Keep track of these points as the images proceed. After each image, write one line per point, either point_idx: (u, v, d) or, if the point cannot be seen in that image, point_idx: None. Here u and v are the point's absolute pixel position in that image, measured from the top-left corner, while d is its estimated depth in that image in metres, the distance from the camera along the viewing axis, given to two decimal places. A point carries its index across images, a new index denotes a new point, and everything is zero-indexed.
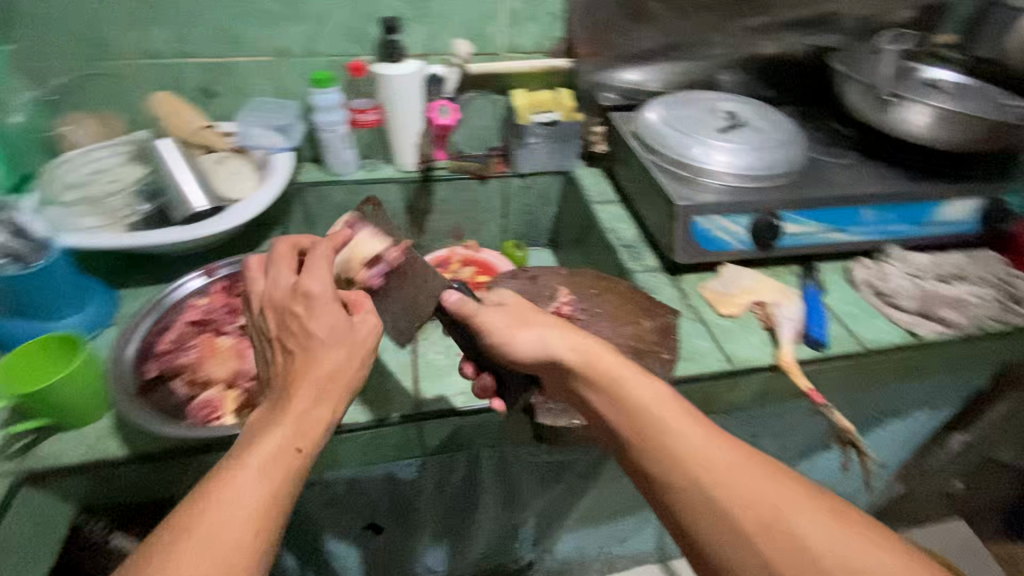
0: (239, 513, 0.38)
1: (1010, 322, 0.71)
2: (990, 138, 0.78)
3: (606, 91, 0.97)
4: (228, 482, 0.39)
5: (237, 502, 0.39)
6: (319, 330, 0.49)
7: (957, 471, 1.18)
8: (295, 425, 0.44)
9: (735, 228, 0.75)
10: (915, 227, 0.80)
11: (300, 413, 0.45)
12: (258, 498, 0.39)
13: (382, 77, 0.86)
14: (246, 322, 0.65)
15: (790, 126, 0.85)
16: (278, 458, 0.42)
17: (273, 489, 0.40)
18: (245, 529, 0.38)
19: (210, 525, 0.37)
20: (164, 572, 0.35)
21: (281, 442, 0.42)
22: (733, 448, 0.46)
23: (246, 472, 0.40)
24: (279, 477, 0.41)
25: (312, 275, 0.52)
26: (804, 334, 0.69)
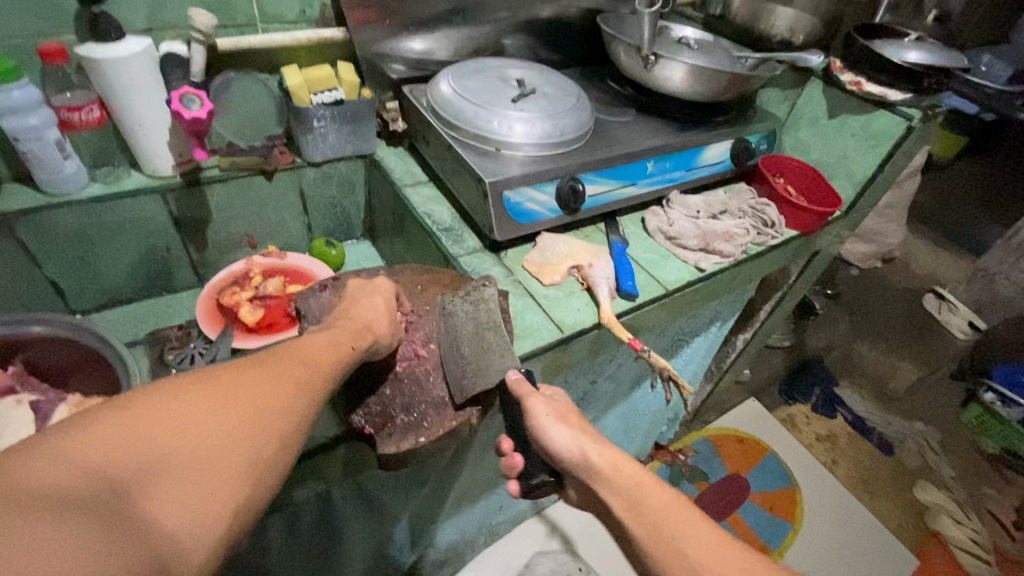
0: (313, 362, 0.43)
1: (765, 245, 0.86)
2: (732, 87, 0.90)
3: (392, 62, 0.90)
4: (300, 344, 0.45)
5: (304, 354, 0.44)
6: (363, 304, 0.55)
7: (745, 362, 1.45)
8: (350, 327, 0.51)
9: (543, 197, 0.76)
10: (689, 172, 0.91)
11: (352, 327, 0.51)
12: (329, 357, 0.45)
13: (88, 62, 0.66)
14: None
15: (575, 89, 0.88)
16: (342, 343, 0.48)
17: (333, 359, 0.45)
18: (313, 375, 0.42)
19: (288, 359, 0.42)
20: (254, 380, 0.38)
21: (340, 337, 0.49)
22: (635, 470, 0.52)
23: (321, 342, 0.47)
24: (341, 358, 0.47)
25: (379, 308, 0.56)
26: (617, 288, 0.74)
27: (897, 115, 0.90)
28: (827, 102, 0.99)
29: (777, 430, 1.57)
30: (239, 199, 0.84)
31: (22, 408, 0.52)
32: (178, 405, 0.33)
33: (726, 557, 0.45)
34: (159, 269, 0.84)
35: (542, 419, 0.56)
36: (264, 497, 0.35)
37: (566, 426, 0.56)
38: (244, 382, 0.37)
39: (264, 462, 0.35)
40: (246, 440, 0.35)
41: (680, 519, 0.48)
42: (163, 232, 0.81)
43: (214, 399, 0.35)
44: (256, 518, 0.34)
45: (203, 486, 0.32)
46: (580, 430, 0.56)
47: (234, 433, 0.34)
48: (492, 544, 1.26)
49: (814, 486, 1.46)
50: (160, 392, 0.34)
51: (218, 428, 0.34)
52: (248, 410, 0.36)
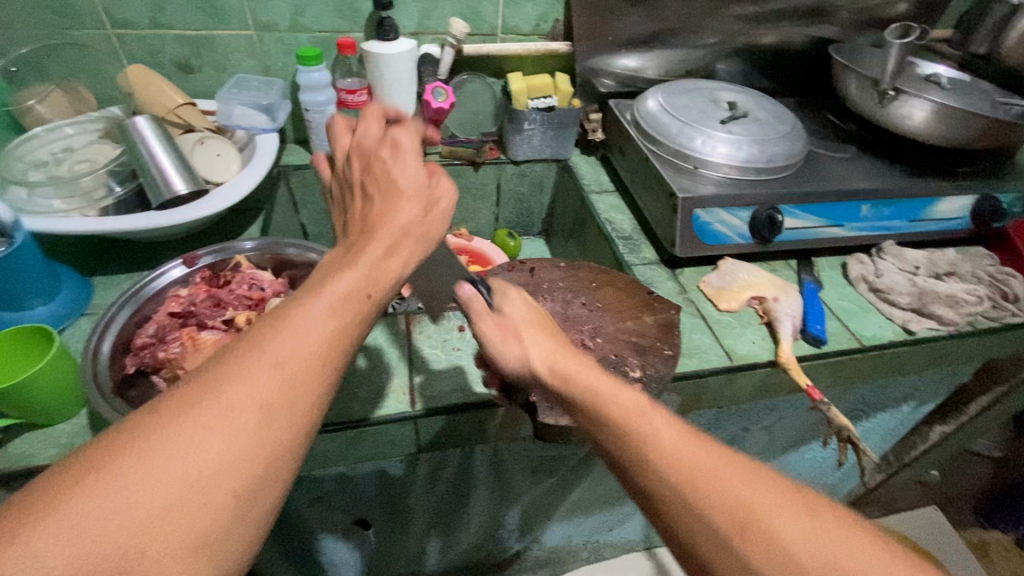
0: (295, 357, 0.33)
1: (1002, 322, 0.72)
2: (987, 135, 0.78)
3: (603, 78, 0.96)
4: (282, 324, 0.34)
5: (286, 343, 0.34)
6: (392, 206, 0.43)
7: (936, 460, 1.22)
8: (366, 272, 0.38)
9: (734, 221, 0.74)
10: (910, 223, 0.81)
11: (376, 260, 0.40)
12: (319, 339, 0.34)
13: (373, 55, 0.82)
14: (234, 315, 0.58)
15: (791, 118, 0.83)
16: (346, 301, 0.37)
17: (329, 341, 0.35)
18: (296, 377, 0.33)
19: (259, 364, 0.32)
20: (229, 386, 0.31)
21: (351, 279, 0.37)
22: (595, 373, 0.44)
23: (309, 308, 0.35)
24: (341, 326, 0.36)
25: (396, 163, 0.45)
26: (802, 329, 0.68)
27: None
28: None
29: (957, 550, 1.30)
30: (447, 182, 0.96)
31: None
32: (110, 485, 0.27)
33: (699, 453, 0.36)
34: None
35: (497, 342, 0.49)
36: (265, 504, 0.31)
37: (528, 342, 0.48)
38: (202, 419, 0.30)
39: (244, 505, 0.30)
40: (199, 507, 0.29)
41: (661, 422, 0.39)
42: None
43: (183, 430, 0.30)
44: (260, 523, 0.31)
45: (184, 529, 0.28)
46: (544, 332, 0.49)
47: (181, 507, 0.28)
48: (593, 564, 1.24)
49: None
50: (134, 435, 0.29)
51: (194, 463, 0.29)
52: (225, 427, 0.30)
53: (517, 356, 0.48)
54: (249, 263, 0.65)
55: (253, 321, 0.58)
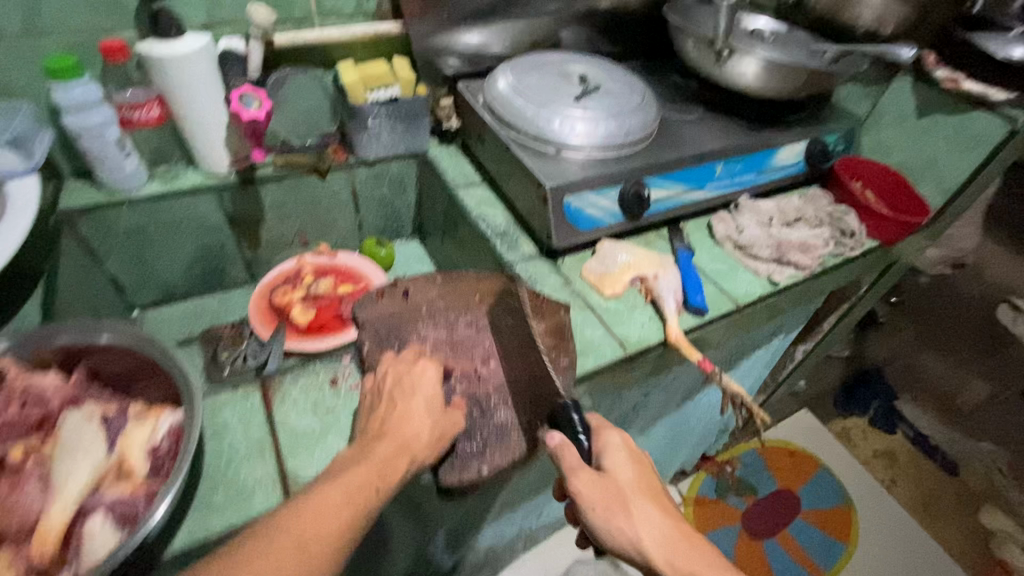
0: (314, 540, 0.43)
1: (843, 257, 0.78)
2: (808, 83, 0.84)
3: (448, 57, 0.87)
4: (308, 512, 0.45)
5: (307, 528, 0.44)
6: (409, 418, 0.52)
7: (803, 372, 1.38)
8: (376, 468, 0.48)
9: (604, 202, 0.72)
10: (758, 175, 0.85)
11: (384, 459, 0.49)
12: (336, 524, 0.45)
13: (152, 58, 0.65)
14: (8, 451, 0.49)
15: (640, 85, 0.82)
16: (357, 493, 0.47)
17: (345, 524, 0.45)
18: (316, 555, 0.43)
19: (288, 547, 0.42)
20: (261, 559, 0.42)
21: (362, 478, 0.47)
22: (687, 536, 0.49)
23: (331, 498, 0.46)
24: (352, 514, 0.46)
25: (425, 378, 0.55)
26: (684, 302, 0.68)
27: (997, 116, 0.79)
28: (915, 99, 0.88)
29: (828, 443, 1.51)
30: (290, 197, 0.83)
31: (95, 425, 0.53)
32: None
33: None
34: (214, 267, 0.85)
35: (593, 497, 0.49)
36: None
37: (621, 504, 0.49)
38: None
39: None
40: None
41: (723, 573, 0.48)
42: (218, 229, 0.81)
43: None
44: None
45: None
46: (651, 502, 0.50)
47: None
48: (529, 551, 1.24)
49: (866, 500, 1.41)
50: None
51: None
52: None
53: (627, 532, 0.48)
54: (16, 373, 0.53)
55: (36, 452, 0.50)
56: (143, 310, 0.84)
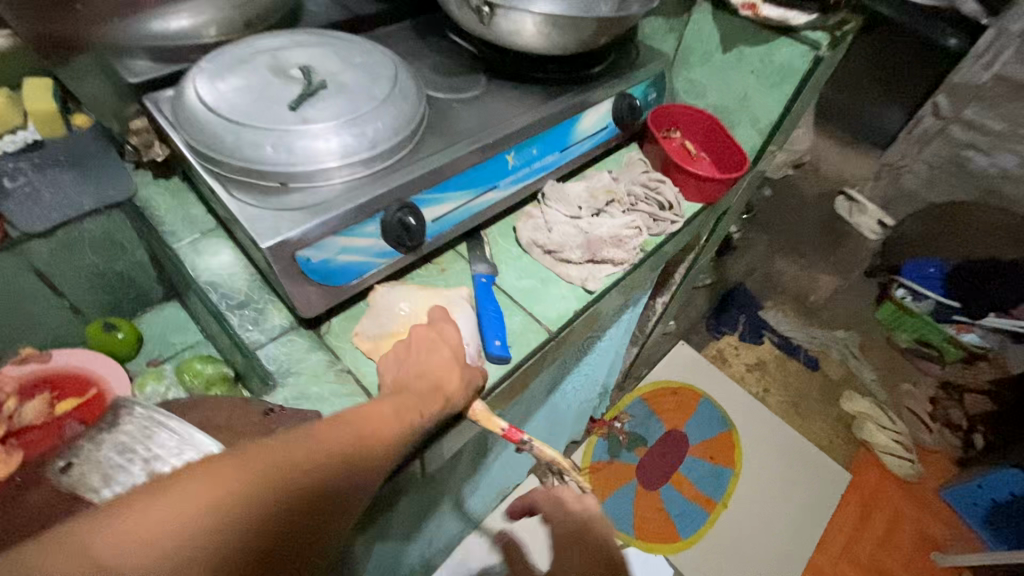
0: (366, 442, 0.40)
1: (664, 236, 0.69)
2: (596, 33, 0.70)
3: (132, 58, 0.61)
4: (363, 416, 0.41)
5: (327, 440, 0.38)
6: (436, 349, 0.50)
7: (671, 313, 1.37)
8: (404, 407, 0.45)
9: (362, 244, 0.56)
10: (563, 153, 0.71)
11: (434, 380, 0.48)
12: (382, 435, 0.41)
13: None
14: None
15: (390, 66, 0.63)
16: (383, 425, 0.42)
17: (377, 441, 0.41)
18: (359, 460, 0.39)
19: (342, 434, 0.39)
20: (314, 446, 0.37)
21: (413, 398, 0.46)
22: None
23: (381, 410, 0.43)
24: (399, 432, 0.43)
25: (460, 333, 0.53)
26: (481, 350, 0.56)
27: (800, 43, 0.71)
28: (718, 31, 0.78)
29: (705, 370, 1.55)
30: None
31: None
32: (210, 497, 0.31)
33: None
34: None
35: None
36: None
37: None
38: (281, 459, 0.35)
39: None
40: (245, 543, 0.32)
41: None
42: None
43: (269, 465, 0.34)
44: None
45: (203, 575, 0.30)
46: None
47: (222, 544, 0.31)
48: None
49: (746, 422, 1.47)
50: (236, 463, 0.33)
51: (259, 501, 0.32)
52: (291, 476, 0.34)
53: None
54: None
55: None
56: None
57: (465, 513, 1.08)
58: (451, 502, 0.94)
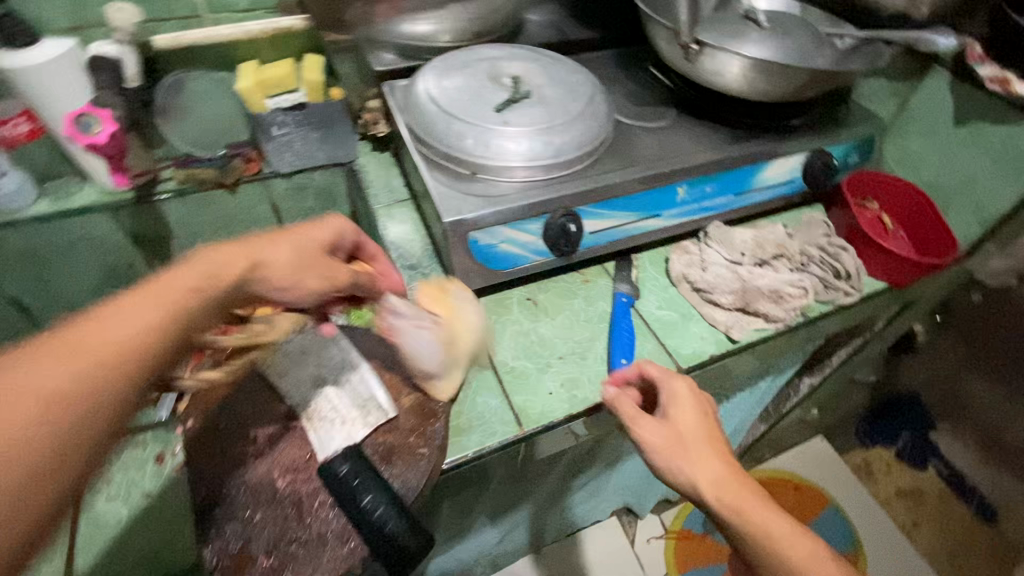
0: (165, 299, 0.36)
1: (831, 305, 0.63)
2: (808, 84, 0.68)
3: (382, 51, 0.74)
4: (159, 281, 0.37)
5: (114, 329, 0.33)
6: (271, 240, 0.46)
7: (814, 400, 1.23)
8: (205, 270, 0.40)
9: (525, 238, 0.60)
10: (736, 197, 0.70)
11: (249, 251, 0.44)
12: (185, 293, 0.38)
13: (10, 71, 0.58)
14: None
15: (588, 87, 0.67)
16: (171, 297, 0.37)
17: (181, 301, 0.37)
18: (161, 320, 0.35)
19: (124, 304, 0.35)
20: (108, 326, 0.33)
21: (220, 263, 0.42)
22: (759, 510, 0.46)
23: (176, 276, 0.38)
24: (202, 284, 0.40)
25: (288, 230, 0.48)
26: (607, 365, 0.57)
27: None
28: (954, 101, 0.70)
29: (842, 476, 1.36)
30: (200, 215, 0.76)
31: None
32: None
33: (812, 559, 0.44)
34: (125, 285, 0.79)
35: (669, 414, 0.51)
36: (96, 448, 0.31)
37: (638, 428, 0.50)
38: (64, 346, 0.31)
39: (84, 446, 0.30)
40: (76, 447, 0.30)
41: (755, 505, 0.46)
42: (120, 250, 0.75)
43: (67, 353, 0.31)
44: (94, 465, 0.31)
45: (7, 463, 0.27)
46: (713, 448, 0.49)
47: (52, 449, 0.29)
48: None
49: (879, 549, 1.27)
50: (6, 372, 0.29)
51: (46, 396, 0.29)
52: (77, 356, 0.31)
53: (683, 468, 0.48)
54: None
55: None
56: None
57: (540, 530, 1.07)
58: (532, 510, 0.94)
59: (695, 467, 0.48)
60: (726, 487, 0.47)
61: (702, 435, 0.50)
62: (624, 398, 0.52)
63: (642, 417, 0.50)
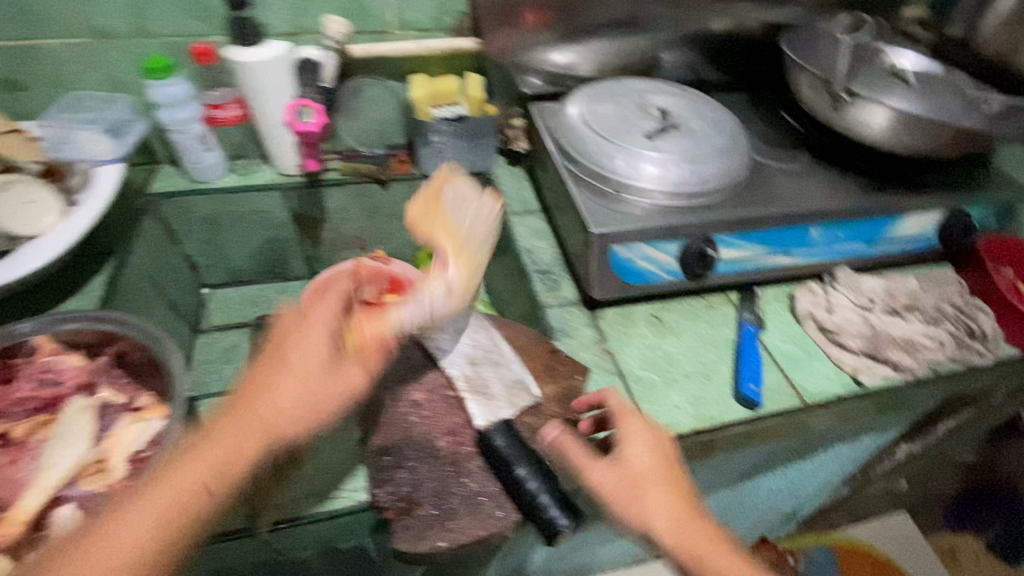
0: (238, 443, 0.39)
1: (965, 364, 0.62)
2: (954, 144, 0.68)
3: (529, 75, 0.81)
4: (239, 415, 0.40)
5: (131, 532, 0.36)
6: (309, 336, 0.44)
7: (904, 471, 1.17)
8: (258, 431, 0.40)
9: (662, 257, 0.64)
10: (866, 245, 0.71)
11: (312, 363, 0.43)
12: (261, 429, 0.40)
13: (239, 65, 0.68)
14: (16, 429, 0.46)
15: (731, 126, 0.71)
16: (182, 497, 0.37)
17: (251, 443, 0.40)
18: (233, 459, 0.39)
19: (202, 451, 0.38)
20: (183, 473, 0.38)
21: (294, 391, 0.42)
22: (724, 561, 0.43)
23: (252, 410, 0.40)
24: (279, 416, 0.41)
25: (322, 317, 0.45)
26: (734, 387, 0.58)
27: None
28: None
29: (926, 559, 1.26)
30: (352, 204, 0.85)
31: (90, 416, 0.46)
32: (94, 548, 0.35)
33: None
34: (275, 257, 0.89)
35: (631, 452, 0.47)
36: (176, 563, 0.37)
37: (595, 470, 0.46)
38: (152, 498, 0.37)
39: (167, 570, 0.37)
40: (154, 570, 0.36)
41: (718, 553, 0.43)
42: (283, 226, 0.85)
43: (153, 503, 0.37)
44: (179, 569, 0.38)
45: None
46: (672, 493, 0.45)
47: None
48: None
49: None
50: (108, 521, 0.36)
51: (137, 540, 0.36)
52: (163, 502, 0.37)
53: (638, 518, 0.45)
54: (49, 346, 0.49)
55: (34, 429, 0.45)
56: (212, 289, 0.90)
57: (603, 555, 1.07)
58: (604, 531, 0.95)
59: (647, 515, 0.44)
60: (681, 537, 0.44)
61: (661, 474, 0.46)
62: (566, 436, 0.49)
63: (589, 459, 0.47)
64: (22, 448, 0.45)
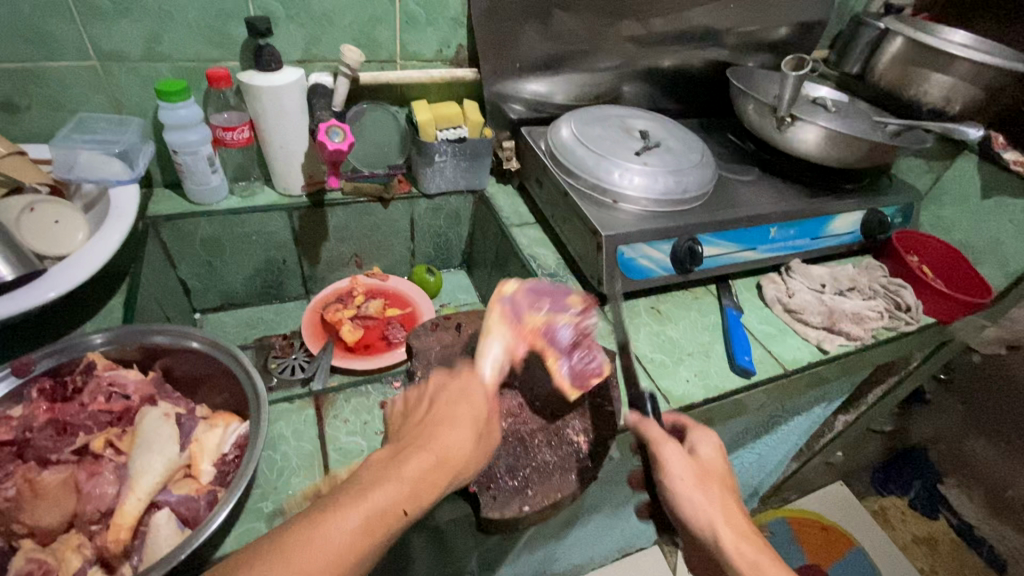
0: (421, 480, 0.41)
1: (897, 331, 0.77)
2: (868, 157, 0.83)
3: (512, 103, 0.90)
4: (418, 452, 0.42)
5: (323, 544, 0.35)
6: (462, 402, 0.48)
7: (842, 443, 1.34)
8: (425, 469, 0.41)
9: (657, 255, 0.73)
10: (813, 240, 0.85)
11: (475, 427, 0.46)
12: (436, 473, 0.42)
13: (253, 88, 0.70)
14: (89, 442, 0.49)
15: (698, 144, 0.84)
16: (382, 519, 0.38)
17: (430, 480, 0.41)
18: (417, 491, 0.40)
19: (391, 473, 0.40)
20: (376, 492, 0.38)
21: (463, 443, 0.45)
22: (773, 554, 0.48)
23: (428, 457, 0.42)
24: (448, 469, 0.43)
25: (472, 386, 0.50)
26: (731, 361, 0.68)
27: None
28: (979, 180, 0.89)
29: (864, 521, 1.43)
30: (354, 222, 0.88)
31: (170, 424, 0.52)
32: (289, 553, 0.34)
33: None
34: (273, 278, 0.89)
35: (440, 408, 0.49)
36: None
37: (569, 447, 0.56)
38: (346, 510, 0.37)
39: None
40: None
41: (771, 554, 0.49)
42: (283, 246, 0.86)
43: (336, 515, 0.36)
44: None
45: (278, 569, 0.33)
46: (688, 467, 0.52)
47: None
48: None
49: None
50: (304, 533, 0.35)
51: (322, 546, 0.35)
52: (349, 519, 0.36)
53: (706, 505, 0.50)
54: (106, 361, 0.55)
55: (114, 443, 0.50)
56: (204, 314, 0.89)
57: (599, 550, 1.12)
58: (604, 526, 1.00)
59: (708, 504, 0.51)
60: (744, 531, 0.50)
61: (726, 483, 0.53)
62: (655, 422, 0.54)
63: (671, 442, 0.52)
64: (99, 461, 0.49)
